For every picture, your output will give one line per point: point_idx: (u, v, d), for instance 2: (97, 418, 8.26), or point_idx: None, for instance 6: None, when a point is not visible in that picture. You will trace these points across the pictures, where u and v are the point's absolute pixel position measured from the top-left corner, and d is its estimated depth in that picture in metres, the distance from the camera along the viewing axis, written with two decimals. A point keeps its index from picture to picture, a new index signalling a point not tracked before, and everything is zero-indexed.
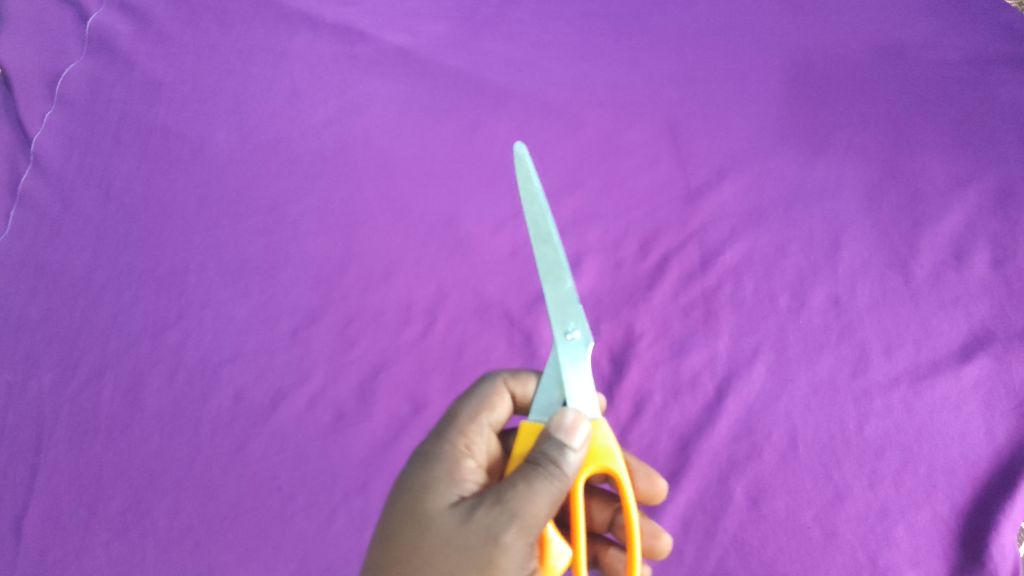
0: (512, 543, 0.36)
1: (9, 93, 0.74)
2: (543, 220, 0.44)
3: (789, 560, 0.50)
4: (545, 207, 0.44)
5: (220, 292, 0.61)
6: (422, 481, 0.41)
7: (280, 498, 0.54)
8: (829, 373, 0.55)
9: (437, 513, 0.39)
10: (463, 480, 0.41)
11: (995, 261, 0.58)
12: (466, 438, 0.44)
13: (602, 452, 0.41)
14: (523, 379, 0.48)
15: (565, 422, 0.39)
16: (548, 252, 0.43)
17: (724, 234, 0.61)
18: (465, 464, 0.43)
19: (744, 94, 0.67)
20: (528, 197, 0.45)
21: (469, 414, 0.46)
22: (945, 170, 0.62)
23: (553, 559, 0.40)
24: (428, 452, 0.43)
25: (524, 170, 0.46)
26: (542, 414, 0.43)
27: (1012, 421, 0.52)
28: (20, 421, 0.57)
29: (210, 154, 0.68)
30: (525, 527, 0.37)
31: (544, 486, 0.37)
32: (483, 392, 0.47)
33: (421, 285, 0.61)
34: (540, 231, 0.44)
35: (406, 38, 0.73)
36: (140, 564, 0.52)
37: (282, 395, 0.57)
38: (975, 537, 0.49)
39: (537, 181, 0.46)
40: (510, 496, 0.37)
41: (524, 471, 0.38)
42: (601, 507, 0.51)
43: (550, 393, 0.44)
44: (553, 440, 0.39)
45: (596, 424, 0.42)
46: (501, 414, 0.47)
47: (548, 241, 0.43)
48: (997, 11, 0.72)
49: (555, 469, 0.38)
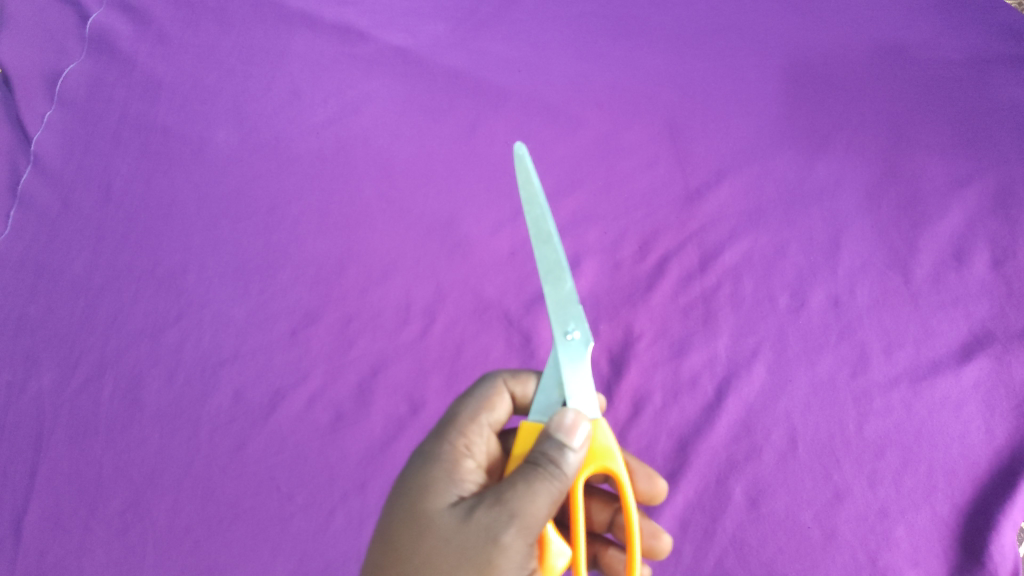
0: (511, 543, 0.36)
1: (9, 93, 0.74)
2: (543, 220, 0.44)
3: (789, 560, 0.50)
4: (544, 208, 0.44)
5: (220, 292, 0.61)
6: (422, 481, 0.41)
7: (278, 499, 0.53)
8: (828, 372, 0.55)
9: (436, 513, 0.39)
10: (463, 480, 0.41)
11: (993, 262, 0.58)
12: (466, 438, 0.44)
13: (603, 452, 0.41)
14: (523, 379, 0.47)
15: (565, 422, 0.39)
16: (549, 252, 0.43)
17: (724, 234, 0.61)
18: (464, 465, 0.42)
19: (744, 95, 0.68)
20: (528, 198, 0.45)
21: (469, 414, 0.45)
22: (944, 170, 0.63)
23: (553, 559, 0.40)
24: (427, 452, 0.43)
25: (524, 170, 0.46)
26: (542, 414, 0.43)
27: (1011, 421, 0.52)
28: (19, 420, 0.57)
29: (209, 154, 0.68)
30: (525, 527, 0.36)
31: (544, 486, 0.37)
32: (483, 392, 0.46)
33: (420, 285, 0.61)
34: (540, 231, 0.44)
35: (406, 38, 0.73)
36: (139, 564, 0.52)
37: (281, 395, 0.57)
38: (975, 538, 0.49)
39: (537, 181, 0.45)
40: (509, 496, 0.37)
41: (524, 471, 0.38)
42: (601, 507, 0.51)
43: (550, 393, 0.44)
44: (553, 441, 0.38)
45: (596, 424, 0.42)
46: (501, 414, 0.47)
47: (549, 242, 0.43)
48: (994, 12, 0.72)
49: (555, 469, 0.38)
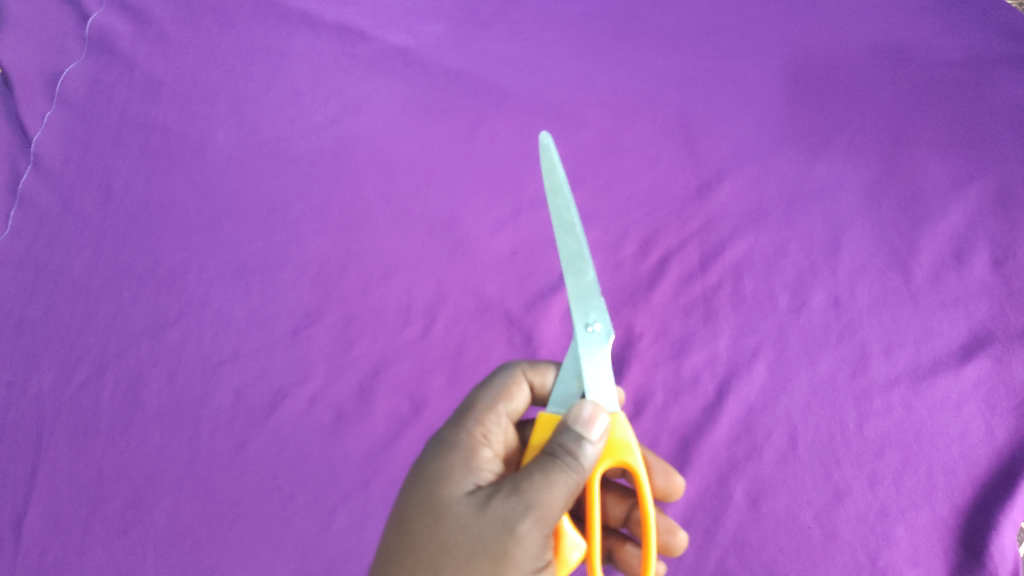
0: (527, 534, 0.36)
1: (9, 93, 0.73)
2: (566, 210, 0.46)
3: (789, 560, 0.50)
4: (568, 199, 0.46)
5: (220, 292, 0.61)
6: (439, 470, 0.41)
7: (279, 499, 0.53)
8: (828, 372, 0.55)
9: (452, 501, 0.39)
10: (480, 469, 0.41)
11: (995, 262, 0.59)
12: (483, 427, 0.44)
13: (621, 446, 0.41)
14: (542, 370, 0.48)
15: (583, 414, 0.39)
16: (571, 242, 0.45)
17: (724, 233, 0.62)
18: (481, 453, 0.42)
19: (744, 94, 0.68)
20: (552, 188, 0.47)
21: (487, 402, 0.45)
22: (945, 170, 0.63)
23: (567, 552, 0.40)
24: (444, 439, 0.43)
25: (550, 162, 0.49)
26: (560, 406, 0.43)
27: (1011, 421, 0.53)
28: (20, 420, 0.57)
29: (210, 154, 0.67)
30: (541, 518, 0.36)
31: (561, 478, 0.37)
32: (501, 380, 0.46)
33: (421, 285, 0.61)
34: (563, 220, 0.46)
35: (406, 38, 0.73)
36: (140, 564, 0.51)
37: (282, 395, 0.57)
38: (975, 537, 0.49)
39: (562, 173, 0.48)
40: (527, 486, 0.37)
41: (541, 462, 0.38)
42: (617, 502, 0.51)
43: (569, 384, 0.44)
44: (571, 432, 0.38)
45: (615, 417, 0.42)
46: (519, 404, 0.47)
47: (571, 232, 0.45)
48: (996, 11, 0.72)
49: (573, 461, 0.37)
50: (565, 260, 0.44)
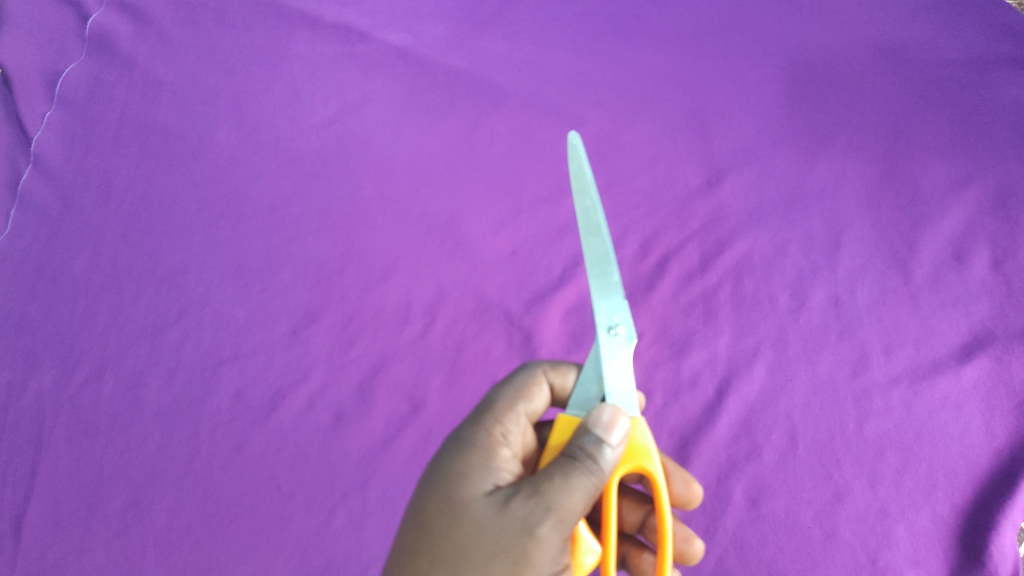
0: (547, 536, 0.36)
1: (9, 92, 0.74)
2: (593, 212, 0.45)
3: (789, 560, 0.50)
4: (595, 200, 0.45)
5: (220, 292, 0.61)
6: (457, 468, 0.40)
7: (279, 499, 0.53)
8: (828, 372, 0.55)
9: (471, 501, 0.38)
10: (499, 469, 0.41)
11: (995, 262, 0.59)
12: (502, 426, 0.44)
13: (640, 451, 0.41)
14: (563, 371, 0.47)
15: (603, 418, 0.39)
16: (596, 244, 0.44)
17: (725, 233, 0.61)
18: (500, 453, 0.42)
19: (745, 94, 0.68)
20: (579, 189, 0.46)
21: (507, 401, 0.45)
22: (945, 171, 0.63)
23: (583, 556, 0.40)
24: (463, 437, 0.43)
25: (577, 160, 0.48)
26: (580, 408, 0.43)
27: (1011, 420, 0.52)
28: (20, 419, 0.57)
29: (210, 153, 0.68)
30: (561, 521, 0.36)
31: (581, 481, 0.37)
32: (522, 379, 0.46)
33: (420, 285, 0.61)
34: (589, 222, 0.45)
35: (406, 38, 0.73)
36: (139, 563, 0.51)
37: (281, 395, 0.57)
38: (975, 537, 0.49)
39: (589, 173, 0.47)
40: (547, 488, 0.37)
41: (562, 464, 0.38)
42: (632, 508, 0.51)
43: (589, 387, 0.44)
44: (591, 435, 0.38)
45: (635, 422, 0.42)
46: (539, 405, 0.46)
47: (597, 234, 0.44)
48: (995, 11, 0.72)
49: (593, 464, 0.38)
50: (589, 262, 0.44)
